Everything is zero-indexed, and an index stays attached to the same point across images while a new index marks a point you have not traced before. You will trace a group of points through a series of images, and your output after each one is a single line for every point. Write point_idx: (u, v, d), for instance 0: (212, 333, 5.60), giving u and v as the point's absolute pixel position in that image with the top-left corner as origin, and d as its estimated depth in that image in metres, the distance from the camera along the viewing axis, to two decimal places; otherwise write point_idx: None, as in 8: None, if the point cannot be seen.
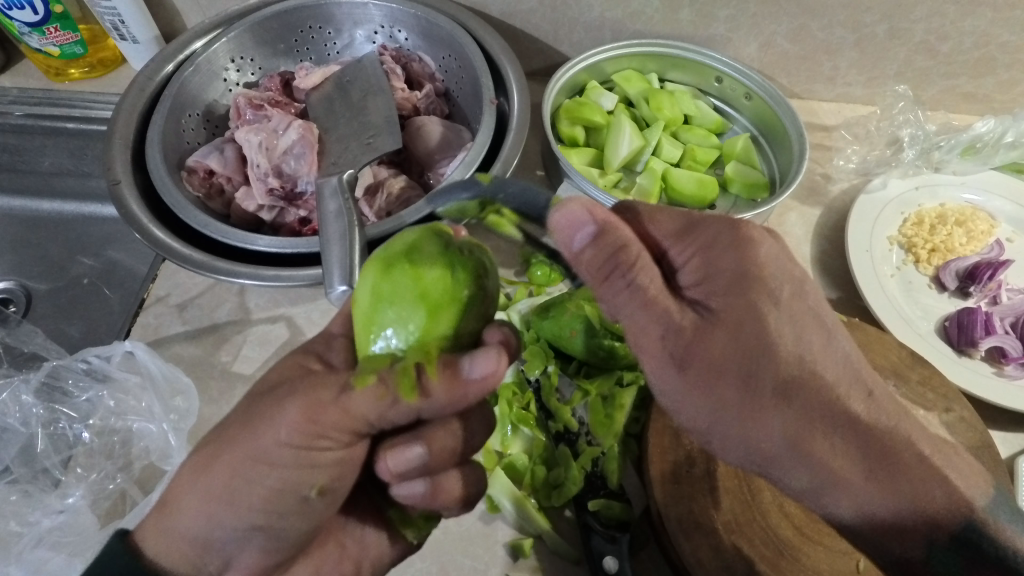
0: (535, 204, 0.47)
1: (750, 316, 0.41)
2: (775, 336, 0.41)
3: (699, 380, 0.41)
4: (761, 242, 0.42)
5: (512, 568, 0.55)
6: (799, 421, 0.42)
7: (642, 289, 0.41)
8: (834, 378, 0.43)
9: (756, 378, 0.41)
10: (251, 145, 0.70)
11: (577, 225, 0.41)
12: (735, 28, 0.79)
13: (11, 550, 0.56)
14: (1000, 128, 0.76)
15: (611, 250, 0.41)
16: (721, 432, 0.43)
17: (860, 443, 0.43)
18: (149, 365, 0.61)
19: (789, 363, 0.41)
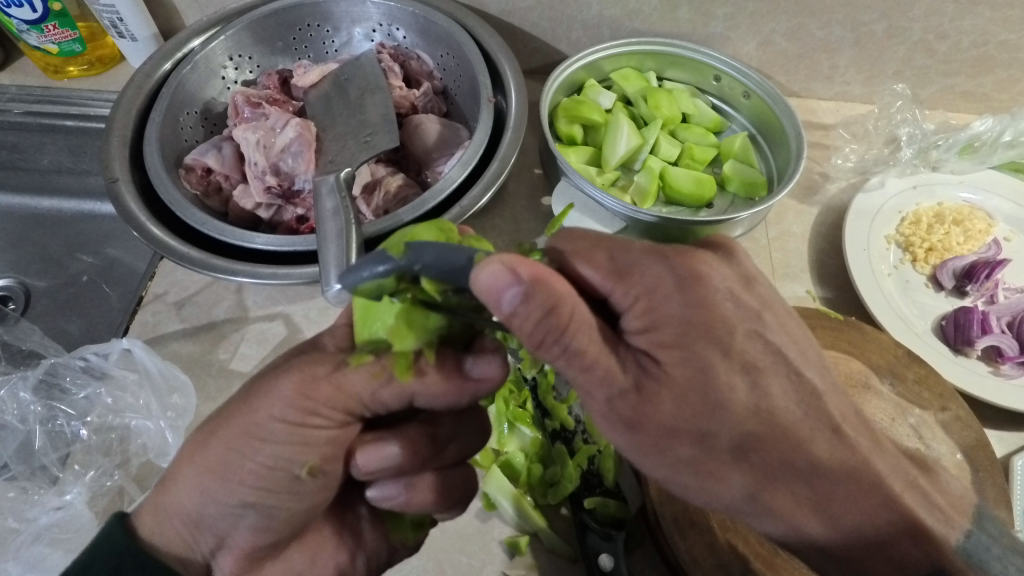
0: (458, 268, 0.34)
1: (701, 372, 0.37)
2: (727, 391, 0.37)
3: (651, 440, 0.38)
4: (708, 280, 0.39)
5: (509, 566, 0.55)
6: (760, 477, 0.38)
7: (577, 352, 0.36)
8: (798, 425, 0.39)
9: (711, 437, 0.37)
10: (248, 143, 0.70)
11: (502, 284, 0.33)
12: (733, 27, 0.79)
13: (10, 547, 0.56)
14: (999, 127, 0.76)
15: (542, 312, 0.34)
16: (681, 488, 0.40)
17: (830, 494, 0.39)
18: (147, 362, 0.61)
19: (744, 419, 0.38)
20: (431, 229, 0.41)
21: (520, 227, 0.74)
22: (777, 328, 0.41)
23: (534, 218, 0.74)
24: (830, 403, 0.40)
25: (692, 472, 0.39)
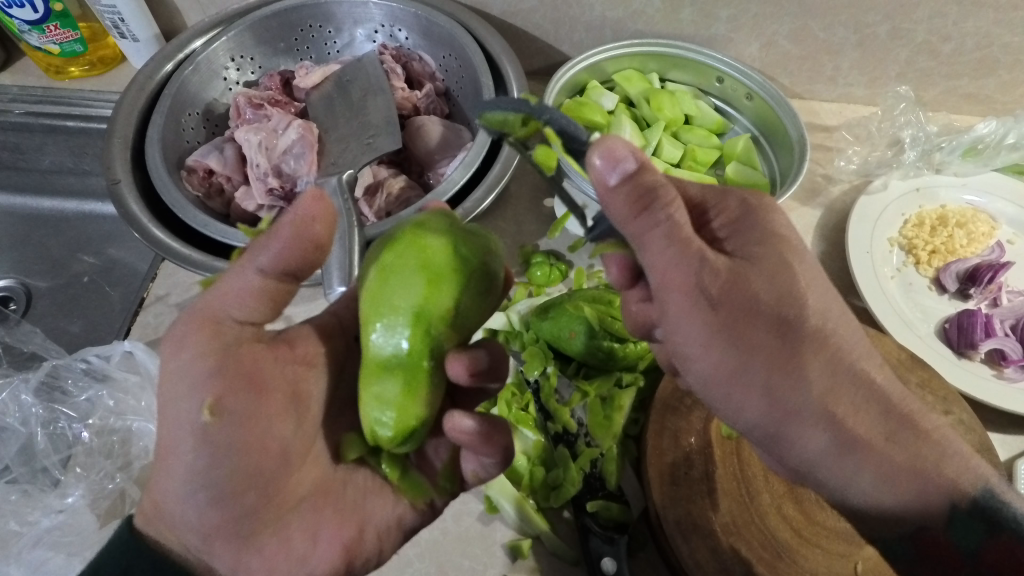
0: (574, 135, 0.42)
1: (781, 263, 0.41)
2: (805, 291, 0.41)
3: (724, 323, 0.39)
4: (777, 212, 0.44)
5: (511, 568, 0.55)
6: (824, 374, 0.41)
7: (676, 228, 0.39)
8: (851, 343, 0.43)
9: (787, 324, 0.40)
10: (251, 145, 0.70)
11: (606, 168, 0.38)
12: (736, 28, 0.79)
13: (11, 550, 0.56)
14: (1003, 129, 0.76)
15: (643, 190, 0.38)
16: (746, 386, 0.41)
17: (870, 412, 0.43)
18: (149, 364, 0.62)
19: (813, 315, 0.41)
20: (435, 215, 0.46)
21: (522, 228, 0.74)
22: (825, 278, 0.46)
23: (536, 221, 0.74)
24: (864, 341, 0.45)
25: (761, 365, 0.40)
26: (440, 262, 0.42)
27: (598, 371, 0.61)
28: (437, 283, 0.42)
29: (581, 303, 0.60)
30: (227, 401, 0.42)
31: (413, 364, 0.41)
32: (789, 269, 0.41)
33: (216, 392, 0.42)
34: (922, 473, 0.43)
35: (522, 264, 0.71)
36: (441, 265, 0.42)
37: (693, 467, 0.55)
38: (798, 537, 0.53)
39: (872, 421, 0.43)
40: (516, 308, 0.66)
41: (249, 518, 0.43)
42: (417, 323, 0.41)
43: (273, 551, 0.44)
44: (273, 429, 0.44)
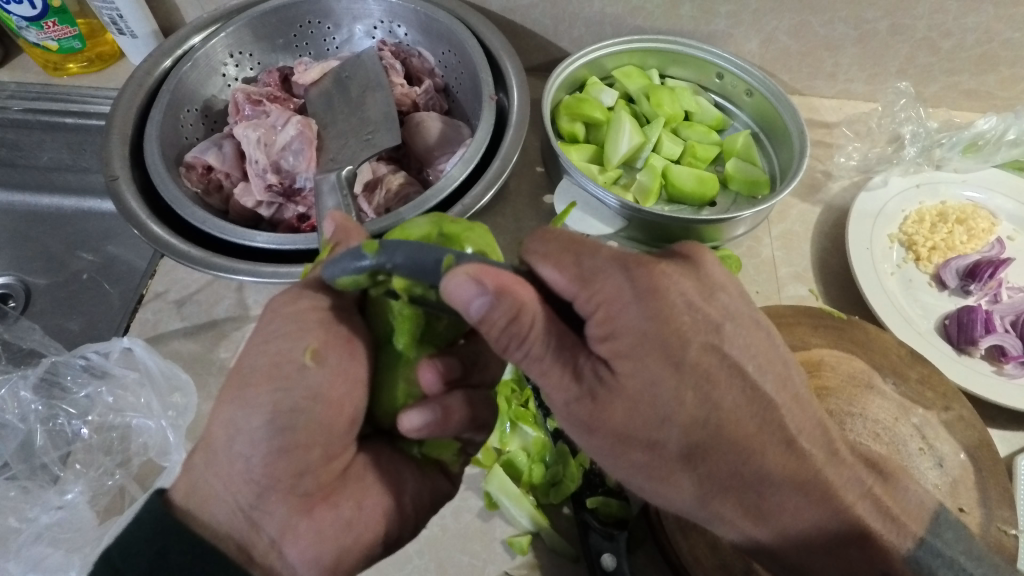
0: (427, 270, 0.36)
1: (652, 384, 0.38)
2: (678, 404, 0.39)
3: (605, 441, 0.41)
4: (668, 292, 0.39)
5: (511, 566, 0.55)
6: (710, 485, 0.41)
7: (538, 359, 0.39)
8: (749, 435, 0.40)
9: (660, 446, 0.40)
10: (249, 141, 0.70)
11: (469, 294, 0.35)
12: (737, 24, 0.79)
13: (10, 546, 0.56)
14: (1003, 125, 0.75)
15: (506, 321, 0.36)
16: (637, 484, 0.43)
17: (775, 502, 0.42)
18: (147, 361, 0.61)
19: (694, 433, 0.39)
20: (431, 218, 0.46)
21: (522, 225, 0.74)
22: (740, 340, 0.41)
23: (536, 217, 0.74)
24: (783, 412, 0.42)
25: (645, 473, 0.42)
26: None
27: None
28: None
29: None
30: (331, 354, 0.41)
31: (404, 337, 0.44)
32: (686, 339, 0.39)
33: (320, 340, 0.41)
34: (829, 544, 0.44)
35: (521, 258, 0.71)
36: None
37: None
38: None
39: (785, 506, 0.42)
40: None
41: (311, 476, 0.43)
42: (399, 296, 0.42)
43: (323, 524, 0.44)
44: (354, 394, 0.43)
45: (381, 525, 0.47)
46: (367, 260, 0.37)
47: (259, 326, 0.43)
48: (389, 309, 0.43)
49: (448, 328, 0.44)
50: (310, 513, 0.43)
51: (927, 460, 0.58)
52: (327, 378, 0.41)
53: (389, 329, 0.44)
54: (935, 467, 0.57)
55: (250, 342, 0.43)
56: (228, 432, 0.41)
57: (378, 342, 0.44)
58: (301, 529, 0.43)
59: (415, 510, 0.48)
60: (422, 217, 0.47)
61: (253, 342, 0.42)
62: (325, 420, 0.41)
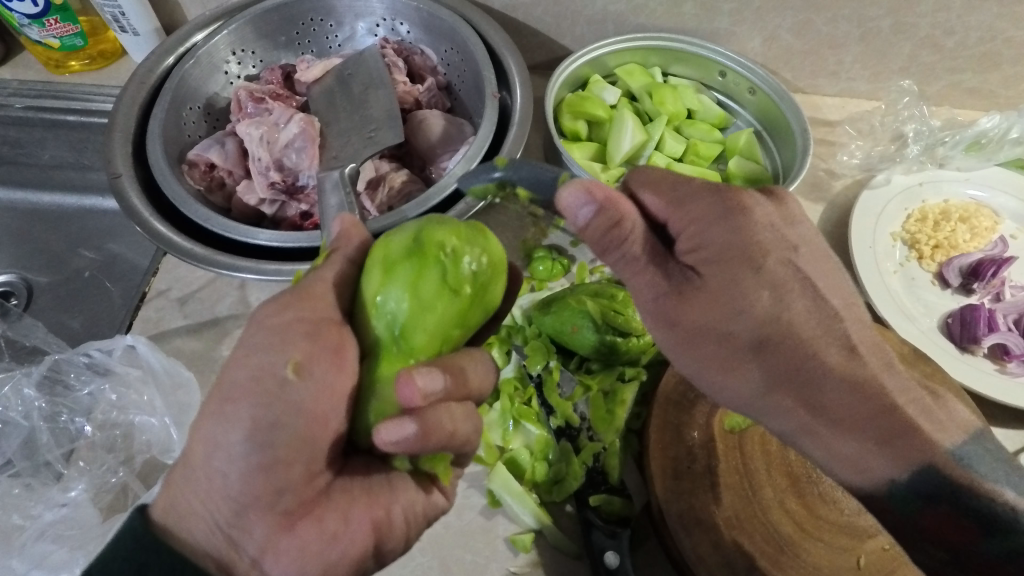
0: (545, 185, 0.42)
1: (730, 282, 0.42)
2: (751, 299, 0.42)
3: (683, 336, 0.44)
4: (752, 210, 0.43)
5: (513, 563, 0.55)
6: (777, 379, 0.43)
7: (632, 261, 0.43)
8: (814, 335, 0.43)
9: (733, 336, 0.43)
10: (252, 139, 0.70)
11: (577, 202, 0.40)
12: (739, 22, 0.78)
13: (13, 543, 0.56)
14: (1006, 124, 0.76)
15: (609, 225, 0.41)
16: (709, 385, 0.47)
17: (841, 401, 0.43)
18: (151, 358, 0.61)
19: (766, 323, 0.42)
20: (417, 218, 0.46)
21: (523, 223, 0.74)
22: (812, 262, 0.45)
23: None
24: (850, 325, 0.44)
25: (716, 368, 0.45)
26: (397, 254, 0.42)
27: (600, 365, 0.62)
28: (394, 271, 0.42)
29: (584, 299, 0.60)
30: (315, 366, 0.41)
31: (382, 348, 0.43)
32: (768, 253, 0.42)
33: (304, 353, 0.41)
34: (891, 451, 0.43)
35: (524, 258, 0.71)
36: (398, 257, 0.42)
37: (696, 460, 0.56)
38: (800, 530, 0.53)
39: (844, 407, 0.43)
40: (518, 303, 0.66)
41: (291, 493, 0.41)
42: (374, 310, 0.43)
43: (305, 539, 0.42)
44: (339, 410, 0.42)
45: (372, 535, 0.44)
46: (497, 171, 0.45)
47: (242, 339, 0.43)
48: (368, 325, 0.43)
49: (429, 336, 0.42)
50: (292, 529, 0.42)
51: None
52: (310, 391, 0.40)
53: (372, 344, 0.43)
54: None
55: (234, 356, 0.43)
56: (226, 430, 0.41)
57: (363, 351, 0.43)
58: (283, 546, 0.42)
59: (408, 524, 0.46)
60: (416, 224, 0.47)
61: (237, 354, 0.42)
62: (308, 434, 0.41)
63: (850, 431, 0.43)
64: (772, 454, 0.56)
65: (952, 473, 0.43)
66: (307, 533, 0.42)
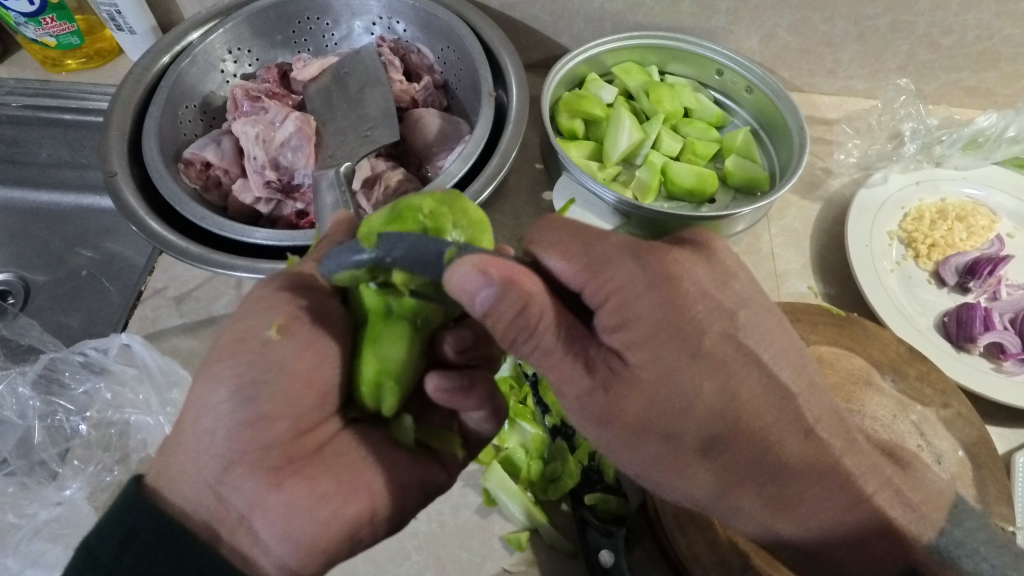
0: (427, 261, 0.36)
1: (672, 374, 0.37)
2: (696, 393, 0.38)
3: (620, 433, 0.40)
4: (684, 279, 0.38)
5: (508, 561, 0.55)
6: (728, 475, 0.41)
7: (548, 352, 0.38)
8: (769, 425, 0.40)
9: (680, 437, 0.39)
10: (248, 137, 0.70)
11: (474, 286, 0.35)
12: (737, 20, 0.78)
13: (8, 542, 0.56)
14: (1004, 122, 0.75)
15: (515, 312, 0.36)
16: (653, 479, 0.43)
17: (799, 490, 0.42)
18: (146, 357, 0.61)
19: (713, 421, 0.38)
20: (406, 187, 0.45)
21: (520, 222, 0.74)
22: (760, 322, 0.40)
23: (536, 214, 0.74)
24: (802, 403, 0.41)
25: (660, 467, 0.41)
26: (376, 223, 0.41)
27: None
28: (375, 244, 0.40)
29: None
30: (296, 328, 0.42)
31: (373, 314, 0.42)
32: (705, 327, 0.38)
33: (287, 315, 0.43)
34: (847, 526, 0.44)
35: None
36: (377, 226, 0.41)
37: None
38: None
39: (807, 491, 0.42)
40: None
41: (279, 449, 0.42)
42: (363, 279, 0.41)
43: (293, 496, 0.42)
44: (323, 370, 0.43)
45: (368, 500, 0.45)
46: (365, 254, 0.37)
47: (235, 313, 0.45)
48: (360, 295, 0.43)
49: (417, 296, 0.41)
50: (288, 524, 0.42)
51: (926, 457, 0.58)
52: (293, 348, 0.42)
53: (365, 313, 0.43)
54: (934, 464, 0.57)
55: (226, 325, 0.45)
56: (221, 424, 0.41)
57: (357, 322, 0.44)
58: (270, 503, 0.41)
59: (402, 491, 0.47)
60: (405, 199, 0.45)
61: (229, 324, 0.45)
62: (292, 393, 0.42)
63: (812, 519, 0.44)
64: None
65: (907, 540, 0.45)
66: (295, 488, 0.42)
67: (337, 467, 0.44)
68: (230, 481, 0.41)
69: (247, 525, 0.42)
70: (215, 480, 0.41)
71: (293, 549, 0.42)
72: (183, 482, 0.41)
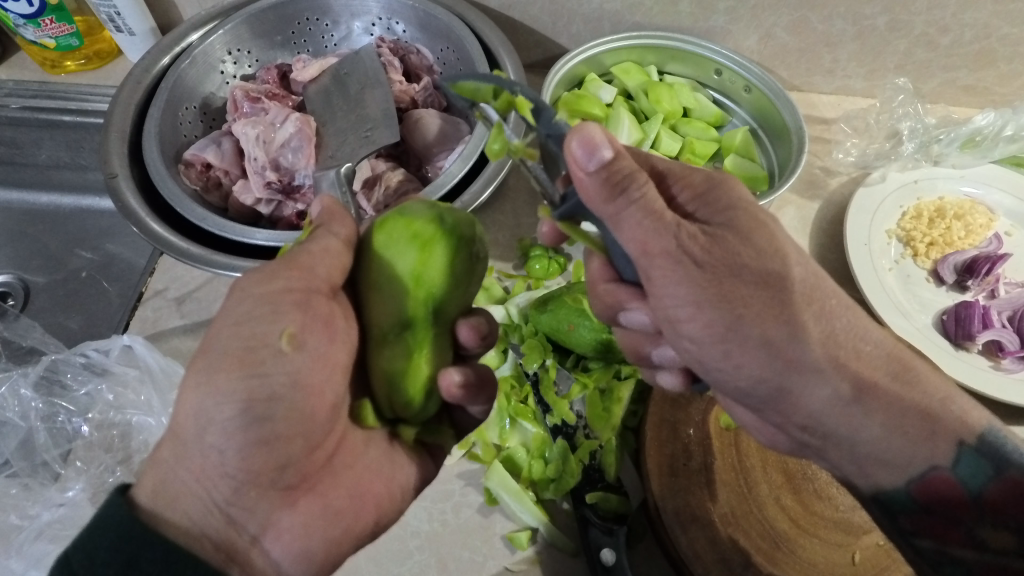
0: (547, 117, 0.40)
1: (762, 231, 0.43)
2: (784, 248, 0.43)
3: (708, 281, 0.41)
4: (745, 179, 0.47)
5: (511, 560, 0.56)
6: (820, 329, 0.43)
7: (649, 205, 0.41)
8: (835, 297, 0.45)
9: (774, 278, 0.42)
10: (248, 138, 0.70)
11: (584, 156, 0.39)
12: (735, 20, 0.79)
13: (11, 544, 0.56)
14: (1001, 121, 0.76)
15: (618, 178, 0.40)
16: (741, 338, 0.43)
17: (862, 359, 0.44)
18: (148, 358, 0.61)
19: (801, 274, 0.44)
20: (415, 198, 0.46)
21: (520, 221, 0.74)
22: None
23: (535, 214, 0.75)
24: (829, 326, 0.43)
25: (754, 317, 0.42)
26: (430, 230, 0.43)
27: (598, 362, 0.62)
28: (431, 249, 0.43)
29: (581, 296, 0.61)
30: (309, 338, 0.41)
31: (414, 326, 0.44)
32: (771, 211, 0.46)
33: (298, 323, 0.41)
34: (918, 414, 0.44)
35: (520, 258, 0.71)
36: (432, 234, 0.43)
37: (693, 457, 0.56)
38: (796, 527, 0.53)
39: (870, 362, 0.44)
40: (515, 301, 0.66)
41: (294, 468, 0.42)
42: (414, 284, 0.43)
43: (309, 515, 0.43)
44: (333, 380, 0.43)
45: (373, 510, 0.47)
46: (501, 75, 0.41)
47: (227, 306, 0.42)
48: (400, 302, 0.43)
49: (456, 305, 0.46)
50: (293, 505, 0.42)
51: None
52: (307, 363, 0.41)
53: (408, 318, 0.43)
54: None
55: (218, 323, 0.41)
56: (200, 423, 0.40)
57: (383, 335, 0.44)
58: (285, 523, 0.42)
59: (403, 497, 0.49)
60: (418, 200, 0.46)
61: (223, 323, 0.41)
62: (306, 409, 0.41)
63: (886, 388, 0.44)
64: (768, 453, 0.57)
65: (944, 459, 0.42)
66: (311, 509, 0.43)
67: (347, 479, 0.45)
68: (243, 501, 0.41)
69: (258, 547, 0.42)
70: (227, 502, 0.40)
71: (305, 568, 0.43)
72: (182, 485, 0.41)
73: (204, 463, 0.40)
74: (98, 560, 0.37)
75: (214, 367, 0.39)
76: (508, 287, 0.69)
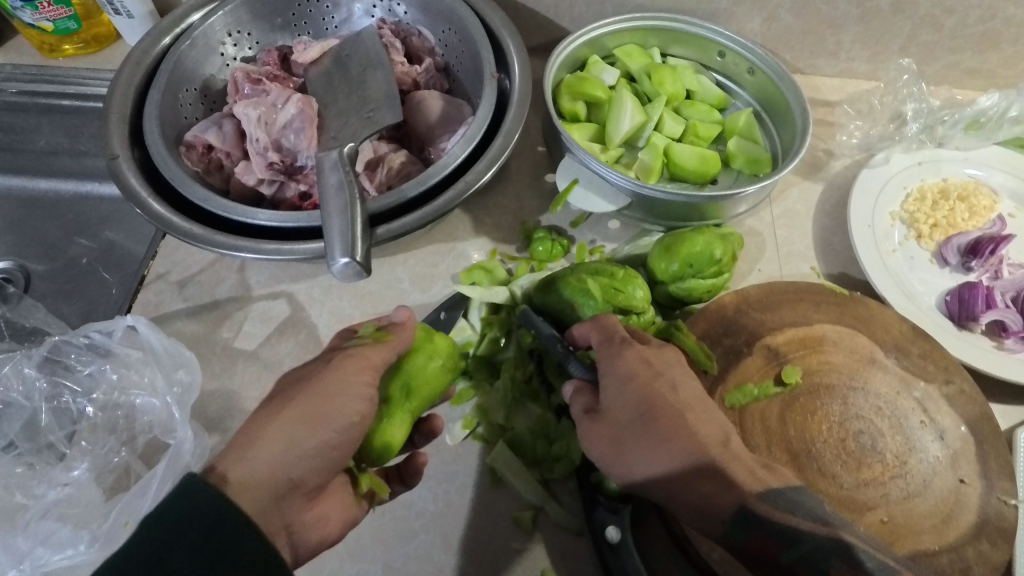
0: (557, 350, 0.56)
1: (618, 386, 0.50)
2: (635, 394, 0.50)
3: (591, 428, 0.50)
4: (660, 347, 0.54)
5: (515, 539, 0.56)
6: (667, 459, 0.47)
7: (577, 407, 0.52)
8: (687, 423, 0.49)
9: (622, 424, 0.49)
10: (249, 120, 0.69)
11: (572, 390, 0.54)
12: (739, 2, 0.78)
13: (17, 523, 0.56)
14: (1006, 102, 0.75)
15: (577, 396, 0.53)
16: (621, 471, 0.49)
17: (717, 477, 0.47)
18: (151, 339, 0.60)
19: (649, 410, 0.49)
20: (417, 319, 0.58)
21: (522, 204, 0.74)
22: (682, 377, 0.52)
23: (537, 196, 0.75)
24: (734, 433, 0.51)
25: (619, 450, 0.49)
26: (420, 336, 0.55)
27: None
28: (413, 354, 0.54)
29: (585, 277, 0.60)
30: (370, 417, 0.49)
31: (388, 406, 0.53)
32: (650, 366, 0.51)
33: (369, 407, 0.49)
34: (762, 523, 0.46)
35: (524, 241, 0.72)
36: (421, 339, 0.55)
37: None
38: None
39: (704, 485, 0.47)
40: (518, 283, 0.65)
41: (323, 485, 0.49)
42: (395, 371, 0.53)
43: (322, 514, 0.49)
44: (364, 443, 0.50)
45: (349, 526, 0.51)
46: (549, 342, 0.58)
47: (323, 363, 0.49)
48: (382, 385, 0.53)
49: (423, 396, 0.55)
50: (313, 505, 0.48)
51: (928, 433, 0.58)
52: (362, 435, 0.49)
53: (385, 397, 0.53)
54: (936, 441, 0.57)
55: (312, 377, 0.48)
56: (279, 443, 0.45)
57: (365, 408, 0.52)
58: (305, 522, 0.48)
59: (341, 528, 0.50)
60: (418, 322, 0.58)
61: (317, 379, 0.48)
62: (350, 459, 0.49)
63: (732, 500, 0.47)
64: (773, 432, 0.56)
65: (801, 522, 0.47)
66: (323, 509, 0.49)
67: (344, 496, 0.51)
68: (285, 500, 0.46)
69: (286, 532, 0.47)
70: (279, 497, 0.45)
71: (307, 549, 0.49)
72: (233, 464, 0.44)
73: (273, 468, 0.45)
74: (176, 541, 0.40)
75: (301, 415, 0.46)
76: (512, 269, 0.69)
